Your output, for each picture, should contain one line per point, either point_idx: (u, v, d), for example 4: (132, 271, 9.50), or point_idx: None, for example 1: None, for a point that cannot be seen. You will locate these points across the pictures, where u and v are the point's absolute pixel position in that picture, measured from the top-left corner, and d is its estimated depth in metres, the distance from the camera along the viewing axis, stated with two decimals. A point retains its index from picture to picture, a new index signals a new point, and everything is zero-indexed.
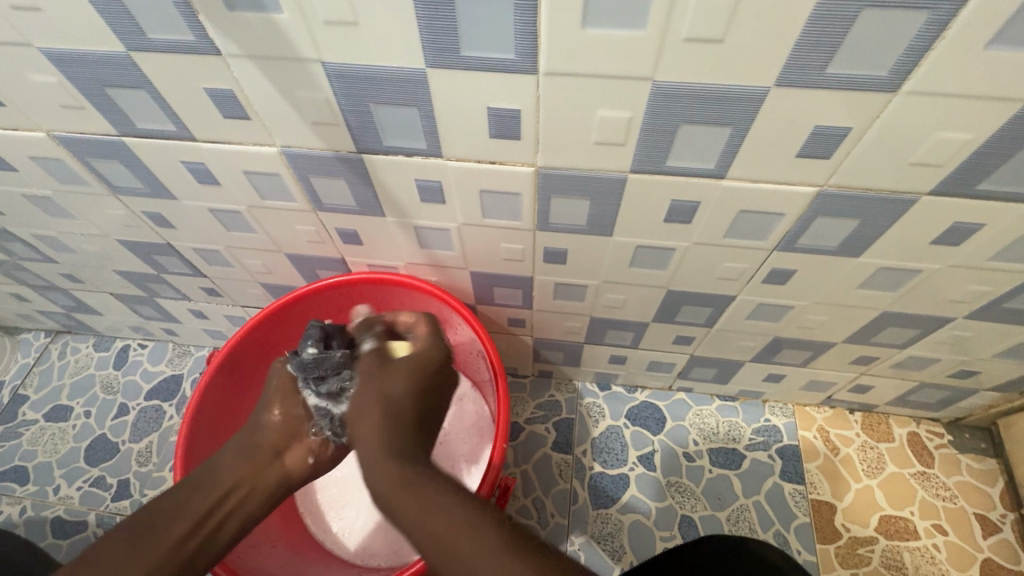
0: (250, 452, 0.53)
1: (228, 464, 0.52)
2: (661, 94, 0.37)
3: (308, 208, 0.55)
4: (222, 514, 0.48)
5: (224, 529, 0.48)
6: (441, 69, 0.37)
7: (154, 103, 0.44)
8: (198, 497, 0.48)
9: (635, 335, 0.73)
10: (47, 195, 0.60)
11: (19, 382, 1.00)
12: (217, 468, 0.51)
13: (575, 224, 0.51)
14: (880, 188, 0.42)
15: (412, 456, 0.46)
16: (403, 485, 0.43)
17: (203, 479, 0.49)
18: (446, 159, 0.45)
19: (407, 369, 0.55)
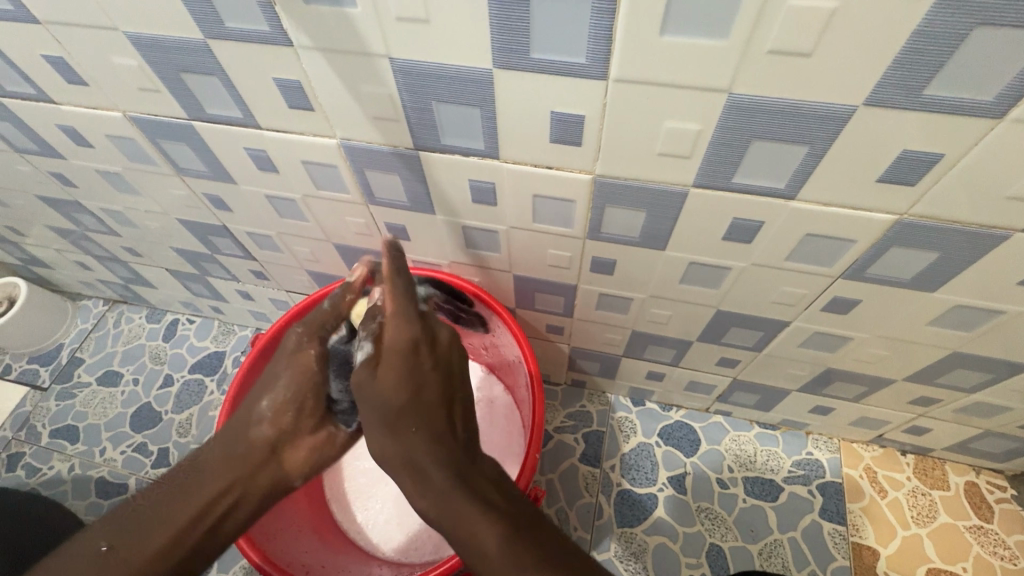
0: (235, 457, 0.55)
1: (213, 471, 0.54)
2: (737, 107, 0.35)
3: (360, 201, 0.55)
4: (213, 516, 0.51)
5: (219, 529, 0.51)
6: (508, 69, 0.36)
7: (225, 90, 0.45)
8: (185, 505, 0.51)
9: (676, 353, 0.71)
10: (118, 172, 0.63)
11: (77, 345, 1.06)
12: (203, 471, 0.54)
13: (627, 236, 0.50)
14: (969, 222, 0.39)
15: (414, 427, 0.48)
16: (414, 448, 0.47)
17: (188, 485, 0.52)
18: (501, 161, 0.45)
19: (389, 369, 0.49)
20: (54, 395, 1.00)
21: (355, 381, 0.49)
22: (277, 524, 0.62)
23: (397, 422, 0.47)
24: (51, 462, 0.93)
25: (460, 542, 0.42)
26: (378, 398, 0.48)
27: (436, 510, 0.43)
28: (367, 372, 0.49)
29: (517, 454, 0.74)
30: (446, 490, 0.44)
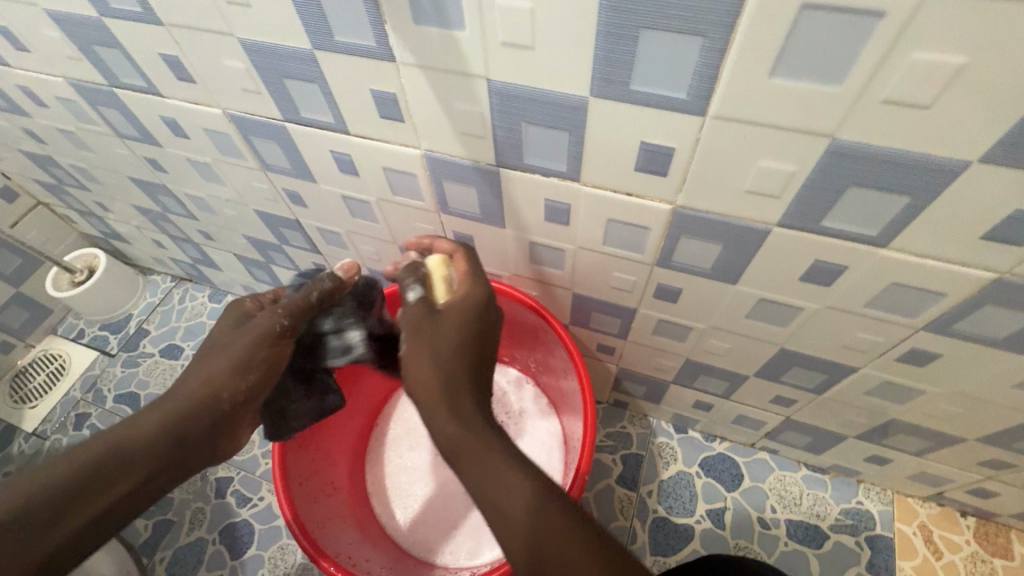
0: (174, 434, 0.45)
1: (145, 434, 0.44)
2: (839, 153, 0.34)
3: (433, 209, 0.57)
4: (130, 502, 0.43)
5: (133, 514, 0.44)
6: (604, 98, 0.37)
7: (322, 97, 0.48)
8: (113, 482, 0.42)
9: (729, 386, 0.69)
10: (208, 162, 0.66)
11: (144, 317, 1.13)
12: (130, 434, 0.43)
13: (699, 267, 0.49)
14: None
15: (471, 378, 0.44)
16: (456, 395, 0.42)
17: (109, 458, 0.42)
18: (582, 184, 0.45)
19: (452, 313, 0.46)
20: (120, 362, 1.07)
21: (410, 315, 0.46)
22: (323, 513, 0.64)
23: (454, 357, 0.43)
24: (114, 425, 0.99)
25: (496, 485, 0.38)
26: (433, 332, 0.44)
27: (472, 448, 0.40)
28: (422, 310, 0.46)
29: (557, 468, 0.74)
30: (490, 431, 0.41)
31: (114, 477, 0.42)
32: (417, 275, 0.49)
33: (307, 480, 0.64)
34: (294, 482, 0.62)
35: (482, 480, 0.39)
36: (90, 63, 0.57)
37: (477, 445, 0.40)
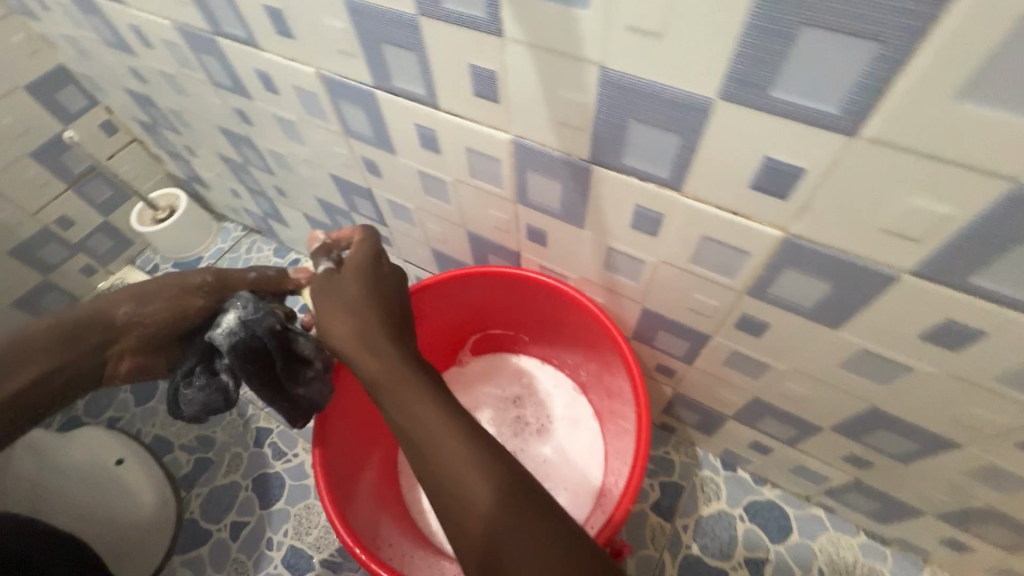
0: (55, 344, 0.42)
1: (23, 350, 0.41)
2: (1018, 200, 0.28)
3: (510, 198, 0.54)
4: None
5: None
6: (733, 102, 0.32)
7: (418, 66, 0.45)
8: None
9: (797, 433, 0.63)
10: (293, 121, 0.66)
11: (213, 262, 1.18)
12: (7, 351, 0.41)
13: (797, 303, 0.44)
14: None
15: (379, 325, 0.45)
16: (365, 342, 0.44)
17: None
18: (682, 195, 0.41)
19: (354, 272, 0.49)
20: None
21: (313, 288, 0.49)
22: (356, 490, 0.64)
23: (358, 310, 0.46)
24: None
25: (424, 442, 0.38)
26: (337, 293, 0.48)
27: (392, 395, 0.41)
28: (325, 278, 0.49)
29: (593, 486, 0.71)
30: (408, 372, 0.42)
31: (13, 368, 0.41)
32: (335, 252, 0.52)
33: (344, 452, 0.64)
34: (332, 453, 0.61)
35: (413, 432, 0.39)
36: (197, 9, 0.57)
37: (393, 388, 0.41)
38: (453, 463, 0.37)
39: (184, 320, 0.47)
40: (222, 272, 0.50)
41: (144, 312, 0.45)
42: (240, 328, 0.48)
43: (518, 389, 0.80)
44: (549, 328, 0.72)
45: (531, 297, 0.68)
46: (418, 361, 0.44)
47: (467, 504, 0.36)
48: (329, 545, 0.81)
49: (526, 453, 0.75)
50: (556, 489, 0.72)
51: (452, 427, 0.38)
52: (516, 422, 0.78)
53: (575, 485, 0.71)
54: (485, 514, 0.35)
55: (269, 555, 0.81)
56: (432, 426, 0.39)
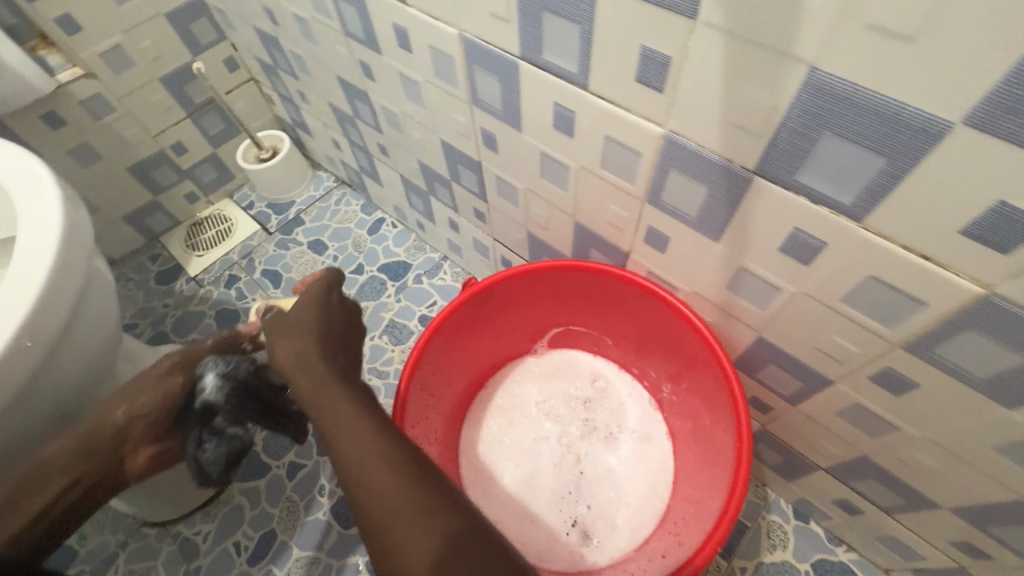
0: (86, 447, 0.51)
1: (56, 456, 0.49)
2: None
3: (638, 196, 0.50)
4: (64, 502, 0.49)
5: (71, 510, 0.51)
6: (982, 131, 0.27)
7: (578, 41, 0.42)
8: (41, 489, 0.48)
9: (902, 503, 0.57)
10: (418, 82, 0.65)
11: (303, 208, 1.21)
12: (45, 460, 0.49)
13: (967, 368, 0.39)
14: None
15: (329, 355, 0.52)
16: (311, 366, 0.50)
17: (32, 480, 0.48)
18: (861, 226, 0.36)
19: (309, 302, 0.57)
20: (274, 241, 1.16)
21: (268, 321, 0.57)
22: None
23: (296, 333, 0.53)
24: (255, 295, 1.08)
25: (356, 475, 0.43)
26: (285, 318, 0.56)
27: (332, 426, 0.46)
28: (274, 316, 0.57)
29: (659, 506, 0.68)
30: (334, 384, 0.49)
31: (51, 474, 0.49)
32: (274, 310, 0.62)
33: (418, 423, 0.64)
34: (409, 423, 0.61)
35: (356, 467, 0.43)
36: None
37: (323, 409, 0.47)
38: (364, 463, 0.43)
39: (173, 398, 0.57)
40: (186, 351, 0.59)
41: (139, 405, 0.54)
42: (223, 382, 0.58)
43: (591, 391, 0.77)
44: (640, 336, 0.69)
45: (631, 301, 0.64)
46: (342, 376, 0.51)
47: (376, 500, 0.42)
48: None
49: (591, 460, 0.73)
50: (617, 500, 0.70)
51: (366, 432, 0.45)
52: (586, 425, 0.75)
53: (637, 503, 0.69)
54: (386, 505, 0.41)
55: (319, 502, 0.83)
56: (348, 429, 0.45)
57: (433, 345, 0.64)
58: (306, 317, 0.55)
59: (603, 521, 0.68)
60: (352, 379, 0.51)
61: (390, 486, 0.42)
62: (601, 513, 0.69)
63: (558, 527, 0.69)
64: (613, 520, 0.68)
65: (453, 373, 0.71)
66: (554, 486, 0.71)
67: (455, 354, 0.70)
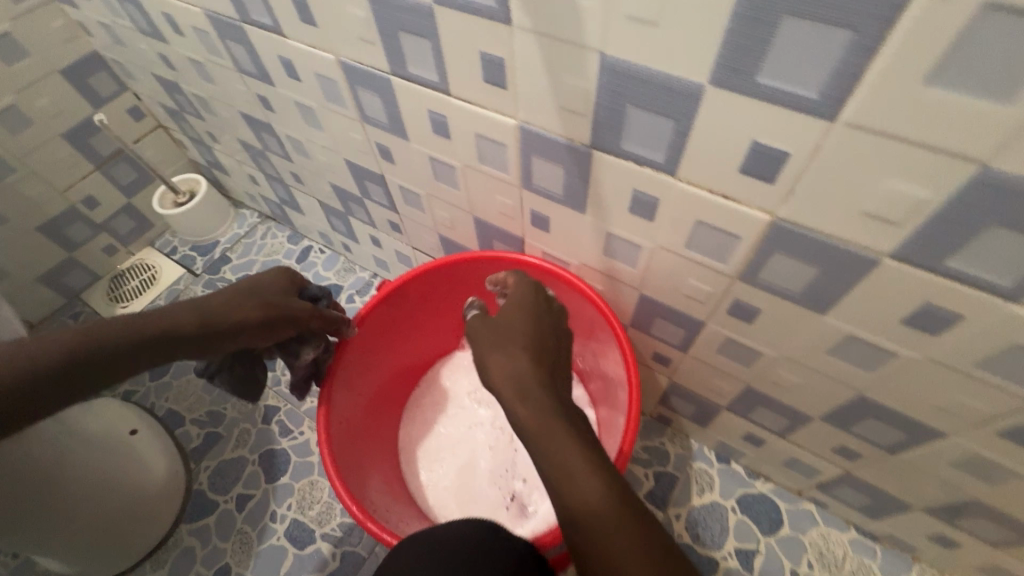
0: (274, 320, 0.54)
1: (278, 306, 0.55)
2: (989, 185, 0.30)
3: (515, 182, 0.57)
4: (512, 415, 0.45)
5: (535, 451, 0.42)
6: (724, 87, 0.34)
7: (431, 53, 0.48)
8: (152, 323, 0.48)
9: (789, 424, 0.64)
10: (312, 107, 0.69)
11: (229, 246, 1.21)
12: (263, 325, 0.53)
13: (786, 289, 0.46)
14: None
15: (533, 391, 0.45)
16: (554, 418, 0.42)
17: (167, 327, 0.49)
18: (677, 178, 0.43)
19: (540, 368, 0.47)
20: (202, 282, 1.16)
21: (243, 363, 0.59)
22: (354, 461, 0.65)
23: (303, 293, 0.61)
24: None
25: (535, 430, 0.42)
26: (500, 328, 0.52)
27: (536, 429, 0.42)
28: (479, 321, 0.54)
29: None
30: (553, 411, 0.43)
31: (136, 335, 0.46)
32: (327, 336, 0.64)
33: (345, 422, 0.66)
34: (335, 422, 0.64)
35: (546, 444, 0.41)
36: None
37: (540, 433, 0.41)
38: (575, 477, 0.38)
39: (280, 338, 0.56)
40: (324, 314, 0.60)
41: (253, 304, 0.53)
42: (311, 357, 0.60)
43: None
44: None
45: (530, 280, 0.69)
46: (567, 411, 0.44)
47: (590, 512, 0.37)
48: (330, 520, 0.84)
49: None
50: None
51: (570, 448, 0.40)
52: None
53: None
54: (547, 438, 0.41)
55: (272, 527, 0.84)
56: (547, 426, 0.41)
57: (355, 347, 0.67)
58: (524, 367, 0.47)
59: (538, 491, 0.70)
60: (579, 419, 0.44)
61: (595, 489, 0.38)
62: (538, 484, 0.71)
63: (497, 503, 0.71)
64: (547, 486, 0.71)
65: (379, 375, 0.73)
66: (491, 468, 0.73)
67: (375, 356, 0.72)
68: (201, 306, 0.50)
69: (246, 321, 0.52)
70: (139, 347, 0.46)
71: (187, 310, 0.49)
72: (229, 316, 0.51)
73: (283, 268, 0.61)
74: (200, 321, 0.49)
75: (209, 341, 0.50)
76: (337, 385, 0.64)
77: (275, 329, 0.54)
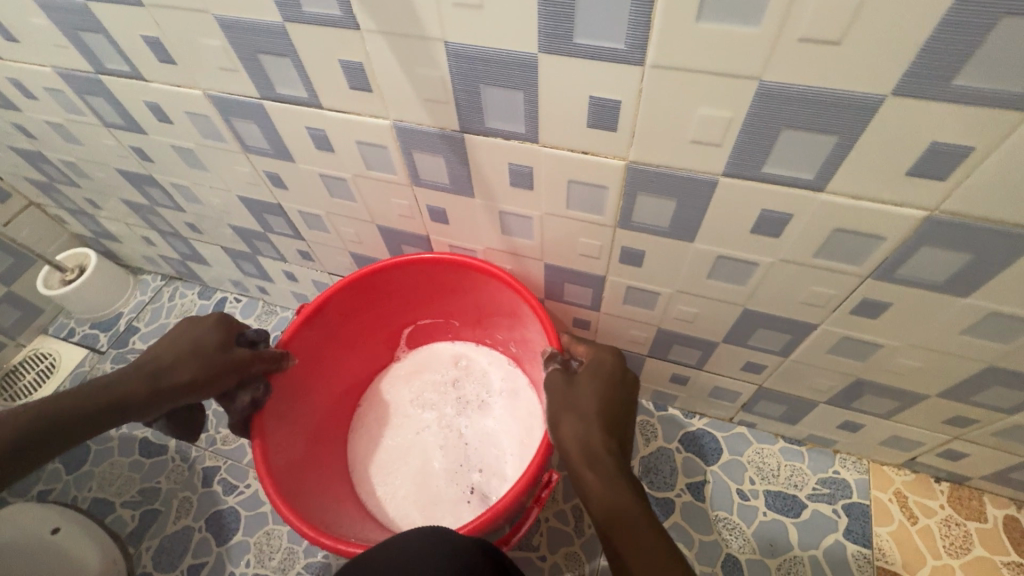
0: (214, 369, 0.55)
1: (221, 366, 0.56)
2: (769, 95, 0.36)
3: (405, 182, 0.59)
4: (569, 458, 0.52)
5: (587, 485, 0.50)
6: (551, 54, 0.39)
7: (295, 70, 0.50)
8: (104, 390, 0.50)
9: (702, 355, 0.70)
10: (192, 149, 0.69)
11: (134, 315, 1.14)
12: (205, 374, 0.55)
13: (657, 226, 0.51)
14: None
15: (592, 441, 0.51)
16: (601, 465, 0.49)
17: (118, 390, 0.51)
18: (540, 144, 0.47)
19: (594, 417, 0.53)
20: (110, 358, 1.08)
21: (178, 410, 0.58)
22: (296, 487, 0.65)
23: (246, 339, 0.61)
24: None
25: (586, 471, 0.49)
26: (564, 387, 0.57)
27: (587, 470, 0.49)
28: (562, 382, 0.57)
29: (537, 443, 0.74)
30: (604, 456, 0.50)
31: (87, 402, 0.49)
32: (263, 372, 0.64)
33: (283, 450, 0.65)
34: (272, 452, 0.63)
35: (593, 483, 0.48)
36: (77, 51, 0.59)
37: (594, 475, 0.49)
38: (620, 516, 0.46)
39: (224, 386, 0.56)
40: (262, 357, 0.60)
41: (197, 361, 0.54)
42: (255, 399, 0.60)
43: (456, 371, 0.83)
44: (472, 308, 0.78)
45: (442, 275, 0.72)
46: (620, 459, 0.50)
47: (617, 508, 0.46)
48: (295, 565, 0.81)
49: (471, 429, 0.77)
50: (500, 454, 0.74)
51: (605, 463, 0.49)
52: (458, 402, 0.80)
53: (521, 447, 0.73)
54: (603, 480, 0.48)
55: None
56: (599, 469, 0.49)
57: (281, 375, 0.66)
58: (601, 405, 0.54)
59: (495, 478, 0.72)
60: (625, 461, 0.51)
61: (617, 488, 0.47)
62: (492, 472, 0.73)
63: (458, 497, 0.72)
64: (503, 471, 0.73)
65: (315, 399, 0.73)
66: (446, 467, 0.74)
67: (307, 381, 0.71)
68: (150, 371, 0.52)
69: (188, 380, 0.53)
70: (89, 419, 0.48)
71: (136, 377, 0.51)
72: (174, 376, 0.53)
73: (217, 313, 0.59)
74: (149, 385, 0.52)
75: (155, 404, 0.52)
76: (270, 413, 0.64)
77: (218, 380, 0.55)
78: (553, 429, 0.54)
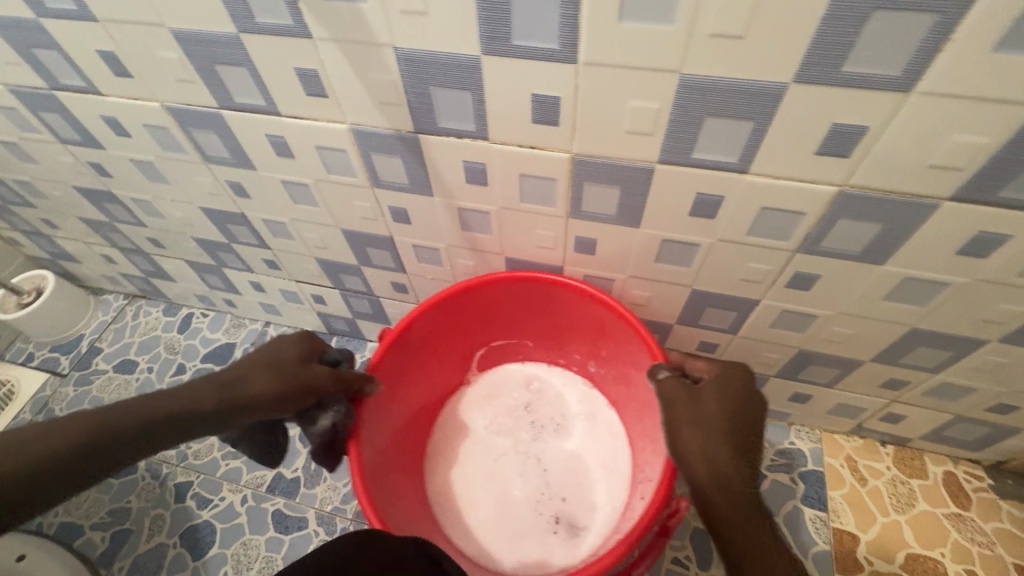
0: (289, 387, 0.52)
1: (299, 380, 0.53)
2: (688, 87, 0.40)
3: (366, 184, 0.62)
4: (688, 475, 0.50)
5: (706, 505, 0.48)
6: (493, 55, 0.42)
7: (252, 79, 0.52)
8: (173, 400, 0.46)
9: (660, 338, 0.74)
10: (151, 161, 0.69)
11: (96, 336, 1.12)
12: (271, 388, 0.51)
13: (605, 214, 0.55)
14: (932, 197, 0.43)
15: (724, 460, 0.49)
16: (735, 491, 0.47)
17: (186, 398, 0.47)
18: (491, 141, 0.50)
19: (724, 430, 0.51)
20: (72, 381, 1.06)
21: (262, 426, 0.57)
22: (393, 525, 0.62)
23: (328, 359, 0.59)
24: None
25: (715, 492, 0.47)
26: (692, 397, 0.54)
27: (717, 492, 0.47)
28: (678, 389, 0.54)
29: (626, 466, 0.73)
30: (734, 477, 0.48)
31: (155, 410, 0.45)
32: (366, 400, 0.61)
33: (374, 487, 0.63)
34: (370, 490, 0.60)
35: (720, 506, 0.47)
36: (30, 67, 0.59)
37: (722, 497, 0.47)
38: (752, 543, 0.45)
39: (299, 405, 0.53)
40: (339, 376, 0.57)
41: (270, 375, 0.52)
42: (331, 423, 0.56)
43: (528, 395, 0.81)
44: (536, 327, 0.77)
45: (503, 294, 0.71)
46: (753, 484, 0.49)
47: (748, 534, 0.46)
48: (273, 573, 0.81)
49: (551, 454, 0.76)
50: (580, 480, 0.73)
51: (736, 484, 0.47)
52: (534, 425, 0.79)
53: (604, 470, 0.74)
54: (734, 503, 0.47)
55: None
56: (733, 493, 0.47)
57: (371, 406, 0.63)
58: (722, 417, 0.52)
59: (581, 508, 0.71)
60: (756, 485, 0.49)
61: (749, 511, 0.47)
62: (576, 501, 0.72)
63: (541, 527, 0.71)
64: (588, 499, 0.72)
65: (395, 429, 0.71)
66: (527, 494, 0.73)
67: (388, 412, 0.69)
68: (219, 379, 0.49)
69: (265, 393, 0.50)
70: (146, 431, 0.44)
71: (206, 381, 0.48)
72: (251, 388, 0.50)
73: (304, 331, 0.58)
74: (218, 388, 0.48)
75: (226, 416, 0.48)
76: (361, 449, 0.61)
77: (294, 399, 0.52)
78: (672, 443, 0.52)
